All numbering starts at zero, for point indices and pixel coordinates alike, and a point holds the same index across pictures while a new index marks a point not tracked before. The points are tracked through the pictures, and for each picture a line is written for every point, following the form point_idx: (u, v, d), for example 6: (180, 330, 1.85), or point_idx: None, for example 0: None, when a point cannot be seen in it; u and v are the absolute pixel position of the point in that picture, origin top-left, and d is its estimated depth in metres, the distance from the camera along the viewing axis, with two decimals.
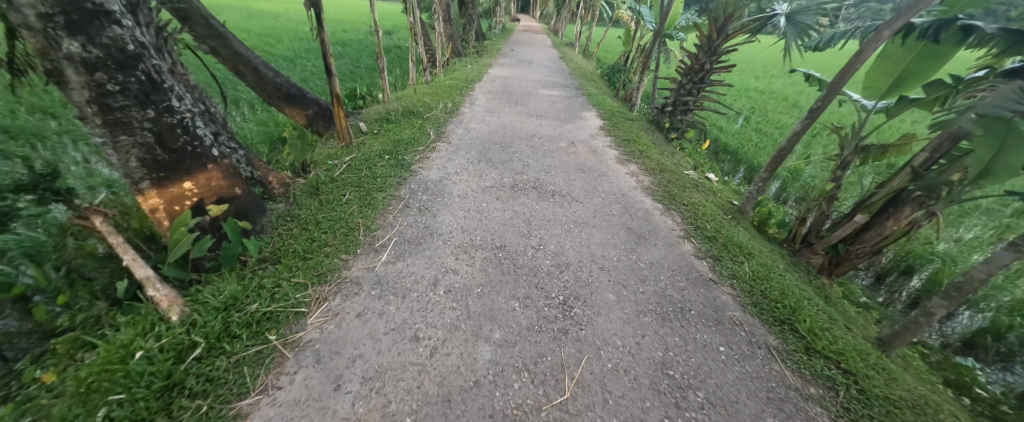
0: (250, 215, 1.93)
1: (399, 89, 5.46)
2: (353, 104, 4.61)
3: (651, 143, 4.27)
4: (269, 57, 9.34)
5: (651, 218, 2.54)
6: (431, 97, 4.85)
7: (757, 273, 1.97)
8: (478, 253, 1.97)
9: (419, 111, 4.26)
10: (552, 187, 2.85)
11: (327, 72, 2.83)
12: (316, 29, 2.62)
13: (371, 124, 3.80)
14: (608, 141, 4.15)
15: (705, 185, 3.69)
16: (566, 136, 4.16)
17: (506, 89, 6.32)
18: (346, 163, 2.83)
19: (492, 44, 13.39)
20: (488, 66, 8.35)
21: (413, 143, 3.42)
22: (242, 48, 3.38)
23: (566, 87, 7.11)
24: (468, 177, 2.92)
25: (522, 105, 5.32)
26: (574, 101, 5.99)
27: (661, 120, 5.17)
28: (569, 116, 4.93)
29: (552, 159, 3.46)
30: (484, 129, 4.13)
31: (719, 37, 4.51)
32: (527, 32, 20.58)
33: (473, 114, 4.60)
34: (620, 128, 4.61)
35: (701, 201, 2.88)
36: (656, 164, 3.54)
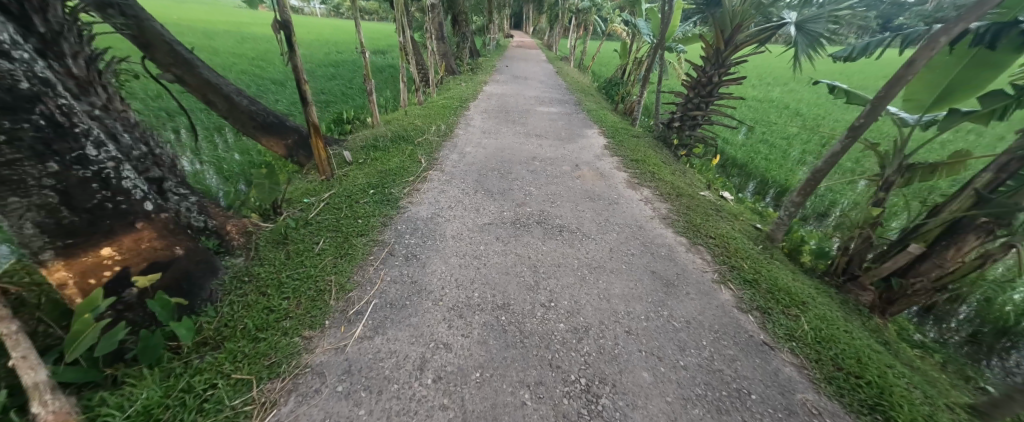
0: (195, 280, 1.57)
1: (390, 112, 5.20)
2: (340, 129, 4.31)
3: (661, 162, 3.95)
4: (260, 81, 9.17)
5: (676, 256, 2.19)
6: (424, 120, 4.57)
7: (820, 332, 1.62)
8: (476, 317, 1.60)
9: (411, 136, 3.95)
10: (558, 221, 2.51)
11: (302, 100, 2.53)
12: (289, 55, 2.32)
13: (357, 152, 3.49)
14: (616, 162, 3.84)
15: (726, 208, 3.36)
16: (569, 158, 3.85)
17: (503, 107, 6.08)
18: (323, 202, 2.49)
19: (487, 61, 13.34)
20: (483, 84, 8.16)
21: (402, 173, 3.10)
22: (212, 75, 3.09)
23: (564, 103, 6.89)
24: (463, 212, 2.58)
25: (520, 125, 5.04)
26: (575, 118, 5.72)
27: (667, 136, 4.89)
28: (571, 135, 4.65)
29: (556, 186, 3.13)
30: (480, 153, 3.83)
31: (727, 47, 4.32)
32: (522, 48, 20.73)
33: (468, 137, 4.31)
34: (626, 147, 4.32)
35: (730, 232, 2.53)
36: (671, 187, 3.22)
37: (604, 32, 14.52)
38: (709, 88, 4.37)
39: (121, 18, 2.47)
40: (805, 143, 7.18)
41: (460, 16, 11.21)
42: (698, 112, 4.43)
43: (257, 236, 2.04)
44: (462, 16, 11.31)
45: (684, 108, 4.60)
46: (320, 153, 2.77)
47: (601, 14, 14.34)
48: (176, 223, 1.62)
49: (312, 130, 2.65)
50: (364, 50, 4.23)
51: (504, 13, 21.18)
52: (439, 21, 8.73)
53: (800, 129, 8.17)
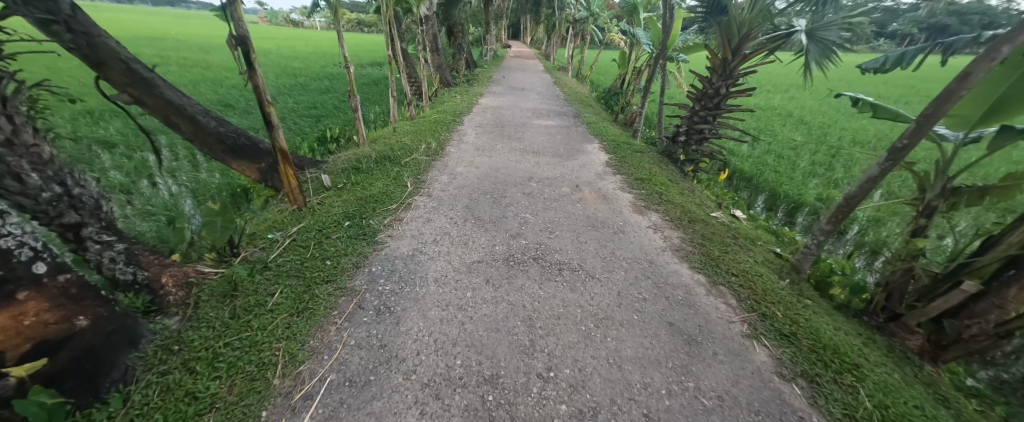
0: (103, 358, 1.24)
1: (379, 128, 4.94)
2: (323, 148, 4.03)
3: (668, 180, 3.67)
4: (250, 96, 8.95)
5: (695, 300, 1.87)
6: (414, 137, 4.30)
7: (889, 411, 1.28)
8: (456, 399, 1.27)
9: (398, 155, 3.68)
10: (557, 258, 2.21)
11: (266, 124, 2.24)
12: (247, 75, 2.06)
13: (337, 176, 3.20)
14: (620, 181, 3.56)
15: (741, 232, 3.06)
16: (568, 177, 3.56)
17: (498, 121, 5.84)
18: (289, 238, 2.19)
19: (484, 72, 13.21)
20: (478, 96, 7.93)
21: (384, 199, 2.81)
22: (175, 95, 2.80)
23: (563, 115, 6.65)
24: (449, 247, 2.28)
25: (516, 140, 4.78)
26: (573, 132, 5.46)
27: (672, 150, 4.61)
28: (571, 151, 4.38)
29: (554, 212, 2.83)
30: (473, 173, 3.56)
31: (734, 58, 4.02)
32: (520, 58, 20.69)
33: (461, 155, 4.04)
34: (629, 163, 4.05)
35: (754, 266, 2.22)
36: (682, 211, 2.92)
37: (602, 41, 14.40)
38: (715, 101, 4.12)
39: (68, 35, 2.17)
40: (813, 154, 6.93)
41: (456, 27, 11.06)
42: (705, 126, 4.16)
43: (201, 288, 1.73)
44: (458, 27, 11.16)
45: (690, 121, 4.35)
46: (290, 181, 2.48)
47: (598, 24, 14.24)
48: (83, 282, 1.29)
49: (278, 157, 2.37)
50: (349, 65, 3.97)
51: (500, 24, 21.19)
52: (434, 33, 8.54)
53: (806, 138, 7.94)
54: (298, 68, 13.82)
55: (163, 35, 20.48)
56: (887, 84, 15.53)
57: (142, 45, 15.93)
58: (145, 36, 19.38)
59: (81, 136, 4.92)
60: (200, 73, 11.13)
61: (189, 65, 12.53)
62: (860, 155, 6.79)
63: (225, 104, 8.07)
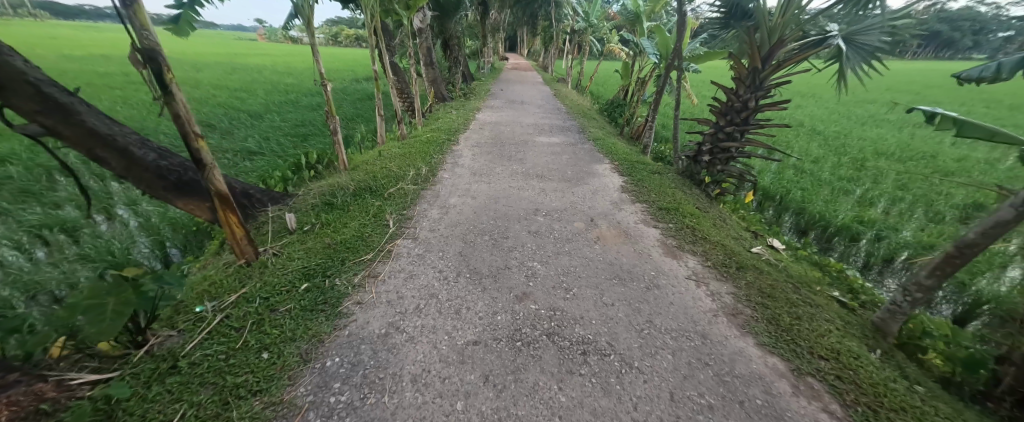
0: None
1: (365, 150, 4.46)
2: (298, 177, 3.52)
3: (696, 209, 3.16)
4: (236, 116, 8.50)
5: (782, 408, 1.31)
6: (402, 162, 3.80)
7: None
8: None
9: (382, 185, 3.17)
10: (579, 333, 1.66)
11: (194, 161, 1.73)
12: (163, 102, 1.53)
13: (305, 214, 2.67)
14: (642, 212, 3.05)
15: (795, 275, 2.52)
16: (580, 209, 3.05)
17: (497, 139, 5.37)
18: (220, 315, 1.63)
19: (482, 85, 12.92)
20: (475, 111, 7.52)
21: (358, 247, 2.27)
22: (102, 123, 2.27)
23: (566, 130, 6.20)
24: (434, 319, 1.73)
25: (518, 161, 4.30)
26: (579, 150, 4.97)
27: (693, 170, 4.11)
28: (580, 175, 3.89)
29: (568, 258, 2.30)
30: (468, 205, 3.06)
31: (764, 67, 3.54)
32: (518, 70, 20.45)
33: (455, 183, 3.55)
34: (648, 189, 3.55)
35: (842, 340, 1.67)
36: (724, 253, 2.39)
37: (601, 52, 14.14)
38: (743, 115, 3.64)
39: None
40: (835, 167, 6.47)
41: (452, 40, 10.71)
42: (732, 144, 3.66)
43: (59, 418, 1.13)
44: (454, 41, 10.83)
45: (713, 138, 3.85)
46: (235, 230, 1.95)
47: (597, 35, 14.00)
48: None
49: (215, 203, 1.84)
50: (325, 82, 3.46)
51: (497, 36, 21.04)
52: (428, 47, 8.15)
53: (823, 149, 7.51)
54: (290, 84, 13.53)
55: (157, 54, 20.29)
56: (891, 91, 15.32)
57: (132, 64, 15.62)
58: (136, 55, 19.12)
59: (35, 165, 4.40)
60: (187, 91, 10.77)
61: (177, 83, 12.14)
62: (885, 168, 6.33)
63: (208, 124, 7.61)
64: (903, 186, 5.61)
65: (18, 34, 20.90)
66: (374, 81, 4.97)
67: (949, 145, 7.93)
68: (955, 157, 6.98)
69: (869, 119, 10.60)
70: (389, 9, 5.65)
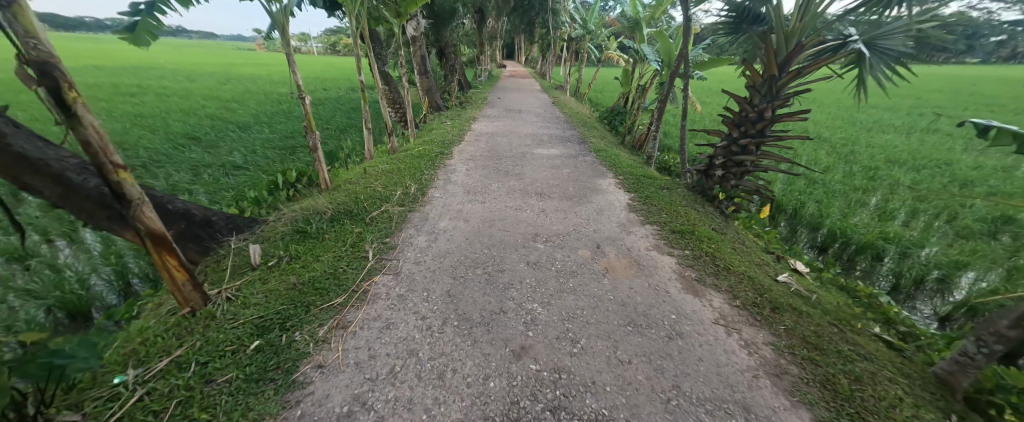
0: None
1: (352, 165, 4.17)
2: (274, 198, 3.20)
3: (712, 230, 2.85)
4: (224, 127, 8.23)
5: None
6: (389, 180, 3.50)
7: None
8: None
9: (364, 209, 2.87)
10: (592, 407, 1.32)
11: (117, 197, 1.43)
12: (67, 127, 1.23)
13: (273, 245, 2.36)
14: (654, 235, 2.73)
15: (832, 311, 2.21)
16: (583, 233, 2.75)
17: (493, 151, 5.10)
18: (141, 390, 1.29)
19: (479, 93, 12.73)
20: (471, 121, 7.27)
21: (328, 288, 1.95)
22: (32, 147, 1.95)
23: (565, 141, 5.94)
24: (412, 388, 1.39)
25: (515, 177, 4.01)
26: (581, 163, 4.69)
27: (704, 185, 3.81)
28: (582, 192, 3.59)
29: (573, 296, 1.98)
30: (460, 230, 2.75)
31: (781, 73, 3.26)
32: (517, 77, 20.32)
33: (446, 203, 3.25)
34: (658, 207, 3.25)
35: (920, 411, 1.33)
36: (753, 289, 2.07)
37: (600, 59, 14.00)
38: (759, 126, 3.34)
39: None
40: (846, 176, 6.21)
41: (448, 48, 10.51)
42: (747, 157, 3.36)
43: None
44: (449, 49, 10.62)
45: (726, 151, 3.56)
46: (175, 274, 1.63)
47: (595, 42, 13.86)
48: None
49: (146, 244, 1.52)
50: (303, 94, 3.16)
51: (495, 44, 20.97)
52: (423, 55, 7.93)
53: (832, 157, 7.26)
54: (285, 94, 13.34)
55: (152, 65, 20.13)
56: (892, 97, 15.22)
57: (125, 75, 15.42)
58: (131, 66, 18.95)
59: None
60: (177, 103, 10.54)
61: (167, 94, 11.91)
62: (900, 177, 6.07)
63: (194, 137, 7.33)
64: (922, 196, 5.34)
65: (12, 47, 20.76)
66: (362, 92, 4.69)
67: (961, 152, 7.70)
68: (970, 165, 6.73)
69: (874, 125, 10.39)
70: (378, 16, 5.39)
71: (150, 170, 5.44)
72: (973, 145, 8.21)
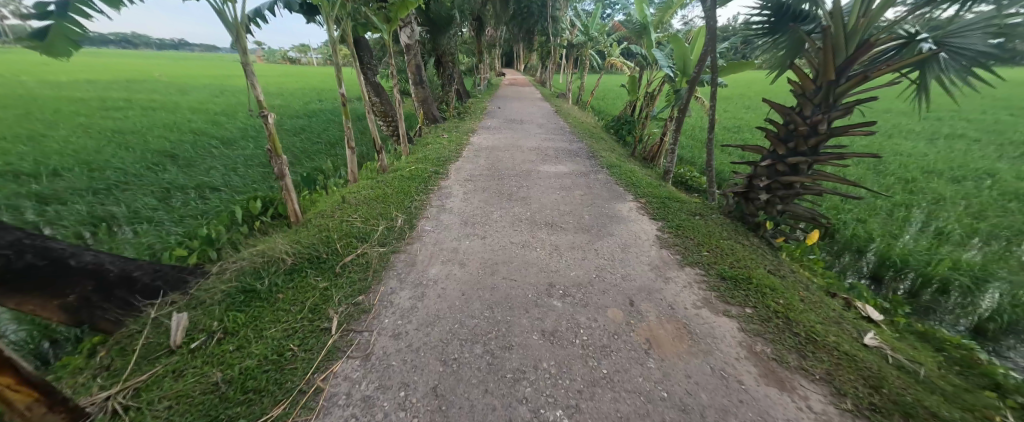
0: None
1: (334, 190, 3.65)
2: (230, 236, 2.64)
3: (768, 274, 2.29)
4: (207, 144, 7.71)
5: None
6: (371, 210, 2.95)
7: None
8: None
9: (336, 253, 2.32)
10: None
11: None
12: None
13: (208, 310, 1.78)
14: (699, 284, 2.17)
15: (963, 398, 1.60)
16: (608, 281, 2.20)
17: (495, 168, 4.59)
18: None
19: (478, 102, 12.33)
20: (470, 133, 6.79)
21: (263, 388, 1.36)
22: None
23: (572, 154, 5.44)
24: None
25: (521, 202, 3.48)
26: (594, 182, 4.16)
27: (743, 210, 3.26)
28: (601, 223, 3.05)
29: (613, 394, 1.40)
30: (453, 281, 2.19)
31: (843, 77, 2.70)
32: (516, 86, 19.93)
33: (438, 241, 2.70)
34: (696, 241, 2.69)
35: None
36: (860, 376, 1.49)
37: (602, 66, 13.60)
38: (812, 142, 2.80)
39: None
40: (882, 189, 5.67)
41: (445, 57, 10.07)
42: (797, 178, 2.82)
43: None
44: (447, 57, 10.19)
45: (770, 171, 3.01)
46: (10, 396, 1.00)
47: (597, 48, 13.47)
48: None
49: None
50: (265, 111, 2.62)
51: (493, 52, 20.66)
52: (418, 64, 7.46)
53: (860, 168, 6.72)
54: (278, 107, 12.94)
55: (147, 79, 19.83)
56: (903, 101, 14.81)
57: (115, 89, 15.08)
58: (123, 80, 18.58)
59: None
60: (162, 117, 10.10)
61: (155, 108, 11.51)
62: (942, 190, 5.52)
63: (172, 155, 6.80)
64: (973, 213, 4.78)
65: (6, 64, 20.49)
66: (343, 107, 3.83)
67: (996, 159, 7.20)
68: (1014, 175, 6.19)
69: (894, 131, 9.90)
70: (366, 22, 4.89)
71: (114, 195, 4.89)
72: (1007, 152, 7.68)
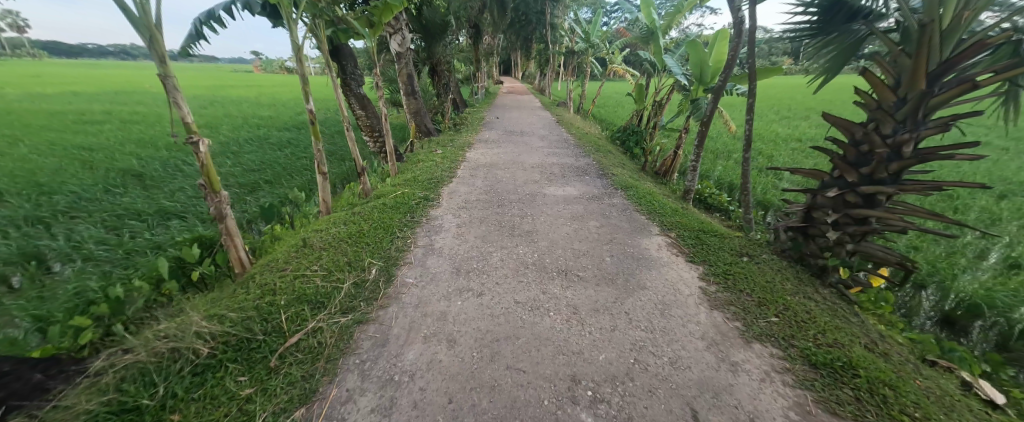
0: None
1: (302, 226, 3.05)
2: (145, 297, 2.01)
3: (870, 354, 1.67)
4: (182, 161, 7.13)
5: None
6: (338, 258, 2.33)
7: None
8: None
9: (276, 332, 1.69)
10: None
11: None
12: None
13: None
14: (782, 377, 1.54)
15: None
16: (655, 370, 1.57)
17: (494, 192, 4.01)
18: None
19: (475, 112, 11.86)
20: (466, 148, 6.24)
21: None
22: None
23: (581, 173, 4.87)
24: None
25: (526, 239, 2.88)
26: (608, 208, 3.58)
27: (801, 249, 2.65)
28: (626, 270, 2.43)
29: None
30: (436, 375, 1.54)
31: (939, 85, 2.09)
32: (514, 94, 19.60)
33: (421, 302, 2.07)
34: (756, 299, 2.06)
35: None
36: None
37: (602, 74, 13.18)
38: (894, 168, 2.21)
39: None
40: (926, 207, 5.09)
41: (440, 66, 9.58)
42: (874, 213, 2.22)
43: None
44: (442, 66, 9.68)
45: (837, 202, 2.41)
46: None
47: (597, 56, 13.03)
48: None
49: None
50: (195, 137, 2.01)
51: (490, 60, 20.27)
52: (410, 74, 6.93)
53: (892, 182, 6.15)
54: (267, 120, 12.46)
55: (135, 91, 19.27)
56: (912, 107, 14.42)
57: (99, 101, 14.54)
58: (110, 92, 18.07)
59: None
60: (139, 131, 9.53)
61: (135, 122, 10.95)
62: (993, 208, 4.95)
63: (139, 175, 6.20)
64: None
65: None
66: (312, 125, 3.05)
67: None
68: None
69: None
70: (346, 27, 4.31)
71: (56, 226, 4.26)
72: None
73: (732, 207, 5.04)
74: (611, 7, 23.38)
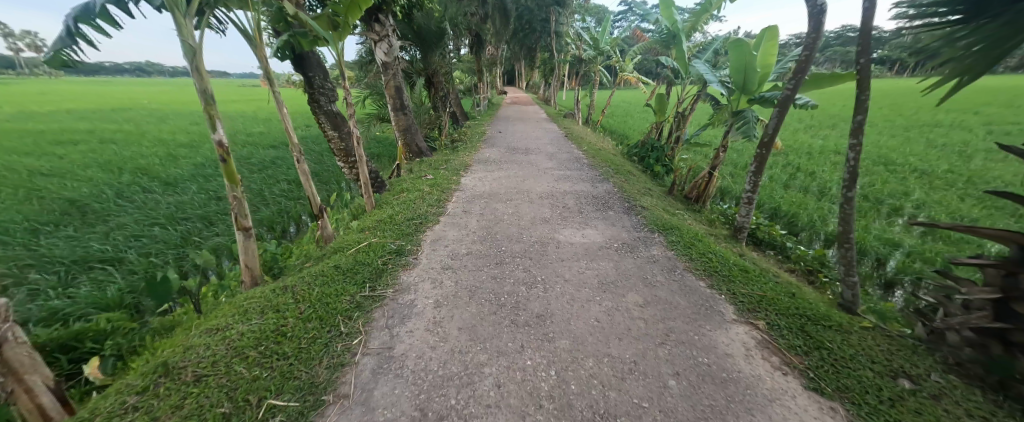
0: None
1: (211, 310, 2.11)
2: None
3: None
4: (143, 188, 6.30)
5: None
6: (197, 406, 1.31)
7: None
8: None
9: None
10: None
11: None
12: None
13: None
14: None
15: None
16: None
17: (491, 239, 3.05)
18: None
19: (478, 125, 11.04)
20: (461, 171, 5.31)
21: None
22: None
23: (600, 205, 3.90)
24: None
25: (535, 335, 1.89)
26: (647, 268, 2.59)
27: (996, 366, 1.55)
28: (713, 416, 1.39)
29: None
30: None
31: None
32: (519, 105, 18.89)
33: None
34: None
35: None
36: None
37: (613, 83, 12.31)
38: None
39: None
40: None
41: (437, 77, 8.79)
42: None
43: None
44: (438, 77, 8.85)
45: None
46: None
47: (606, 64, 12.16)
48: None
49: None
50: None
51: (494, 71, 19.63)
52: (398, 86, 6.06)
53: (977, 205, 5.07)
54: (258, 137, 11.76)
55: (131, 106, 18.91)
56: (949, 113, 13.32)
57: (90, 119, 14.08)
58: (106, 109, 17.69)
59: None
60: (114, 151, 8.84)
61: (117, 140, 10.30)
62: None
63: (84, 205, 5.33)
64: None
65: None
66: (224, 163, 2.10)
67: None
68: None
69: (968, 152, 8.37)
70: (306, 31, 3.40)
71: None
72: None
73: (790, 244, 4.02)
74: (618, 16, 22.80)
